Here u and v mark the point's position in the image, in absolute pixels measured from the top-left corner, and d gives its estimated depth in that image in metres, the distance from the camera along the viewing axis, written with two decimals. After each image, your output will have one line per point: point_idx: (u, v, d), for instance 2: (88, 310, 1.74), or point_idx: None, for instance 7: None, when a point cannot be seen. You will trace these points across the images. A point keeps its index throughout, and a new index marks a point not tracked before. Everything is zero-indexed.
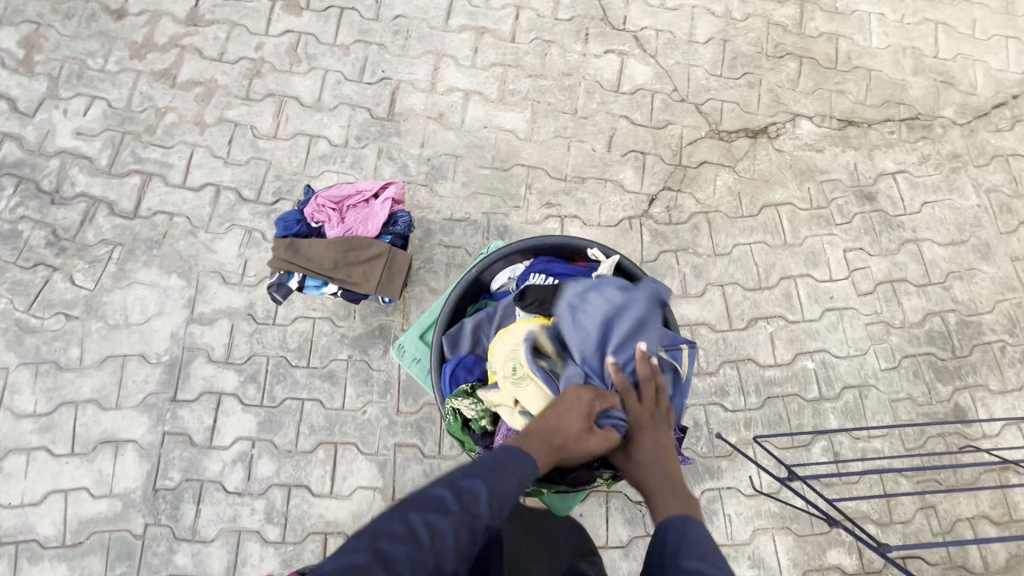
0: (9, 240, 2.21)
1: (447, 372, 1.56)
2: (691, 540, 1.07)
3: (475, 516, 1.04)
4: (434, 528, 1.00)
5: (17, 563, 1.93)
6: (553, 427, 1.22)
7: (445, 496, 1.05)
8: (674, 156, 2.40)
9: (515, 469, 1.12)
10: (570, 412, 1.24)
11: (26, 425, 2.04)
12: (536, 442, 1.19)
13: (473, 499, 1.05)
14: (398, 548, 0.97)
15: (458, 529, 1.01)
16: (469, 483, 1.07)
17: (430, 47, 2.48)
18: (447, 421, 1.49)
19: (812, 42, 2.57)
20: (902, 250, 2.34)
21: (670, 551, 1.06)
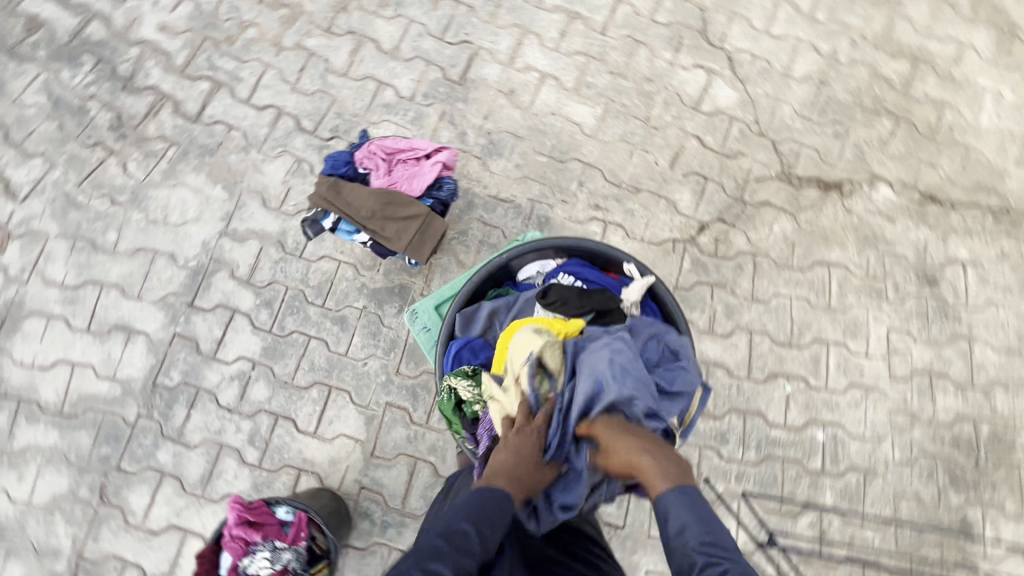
0: (76, 115, 2.28)
1: (452, 350, 1.53)
2: (693, 510, 1.17)
3: (469, 553, 1.13)
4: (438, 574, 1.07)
5: (16, 418, 2.03)
6: (512, 456, 1.27)
7: (439, 543, 1.13)
8: (737, 189, 2.29)
9: (496, 505, 1.21)
10: (522, 451, 1.28)
11: (53, 293, 2.13)
12: (503, 480, 1.24)
13: (464, 538, 1.14)
14: None
15: (455, 568, 1.09)
16: (457, 526, 1.16)
17: (518, 21, 2.42)
18: (441, 398, 1.47)
19: (915, 104, 2.40)
20: (951, 344, 2.20)
21: (676, 528, 1.17)
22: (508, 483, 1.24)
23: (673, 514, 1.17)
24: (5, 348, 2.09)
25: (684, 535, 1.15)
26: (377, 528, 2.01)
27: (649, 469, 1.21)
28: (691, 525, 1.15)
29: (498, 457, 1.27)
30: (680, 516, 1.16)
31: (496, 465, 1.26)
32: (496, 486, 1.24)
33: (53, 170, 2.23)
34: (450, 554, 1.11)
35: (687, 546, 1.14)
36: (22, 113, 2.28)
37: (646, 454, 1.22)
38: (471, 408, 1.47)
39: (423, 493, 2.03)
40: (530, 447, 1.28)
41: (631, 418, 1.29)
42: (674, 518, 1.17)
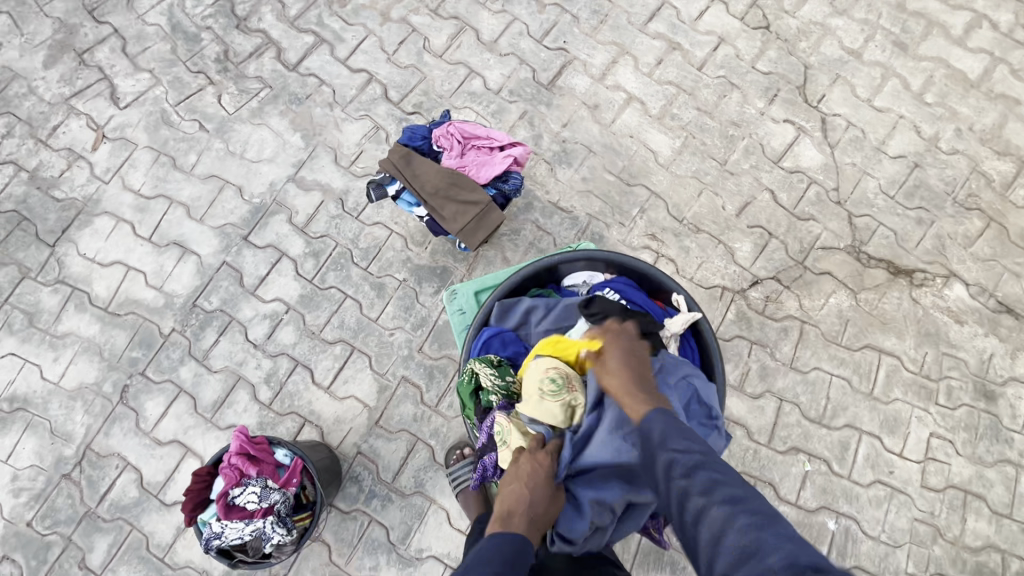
0: (189, 42, 2.43)
1: (483, 336, 1.53)
2: (672, 427, 1.18)
3: None
4: None
5: (66, 304, 2.15)
6: (525, 489, 1.23)
7: None
8: (801, 252, 2.21)
9: (509, 546, 1.12)
10: (534, 480, 1.24)
11: (127, 198, 2.26)
12: (519, 517, 1.19)
13: None
14: None
15: None
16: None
17: (618, 39, 2.43)
18: (461, 379, 1.47)
19: (1011, 209, 2.26)
20: (995, 466, 2.04)
21: (657, 441, 1.17)
22: (526, 521, 1.19)
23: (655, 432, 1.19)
24: (73, 237, 2.22)
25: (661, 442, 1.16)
26: (363, 495, 2.02)
27: (626, 391, 1.28)
28: (667, 436, 1.16)
29: (511, 490, 1.23)
30: (658, 430, 1.19)
31: (509, 499, 1.22)
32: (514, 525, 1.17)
33: (156, 87, 2.37)
34: None
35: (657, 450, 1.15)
36: (142, 30, 2.44)
37: (627, 372, 1.32)
38: (488, 396, 1.46)
39: (416, 474, 2.03)
40: (543, 477, 1.26)
41: (627, 355, 1.35)
42: (654, 431, 1.19)
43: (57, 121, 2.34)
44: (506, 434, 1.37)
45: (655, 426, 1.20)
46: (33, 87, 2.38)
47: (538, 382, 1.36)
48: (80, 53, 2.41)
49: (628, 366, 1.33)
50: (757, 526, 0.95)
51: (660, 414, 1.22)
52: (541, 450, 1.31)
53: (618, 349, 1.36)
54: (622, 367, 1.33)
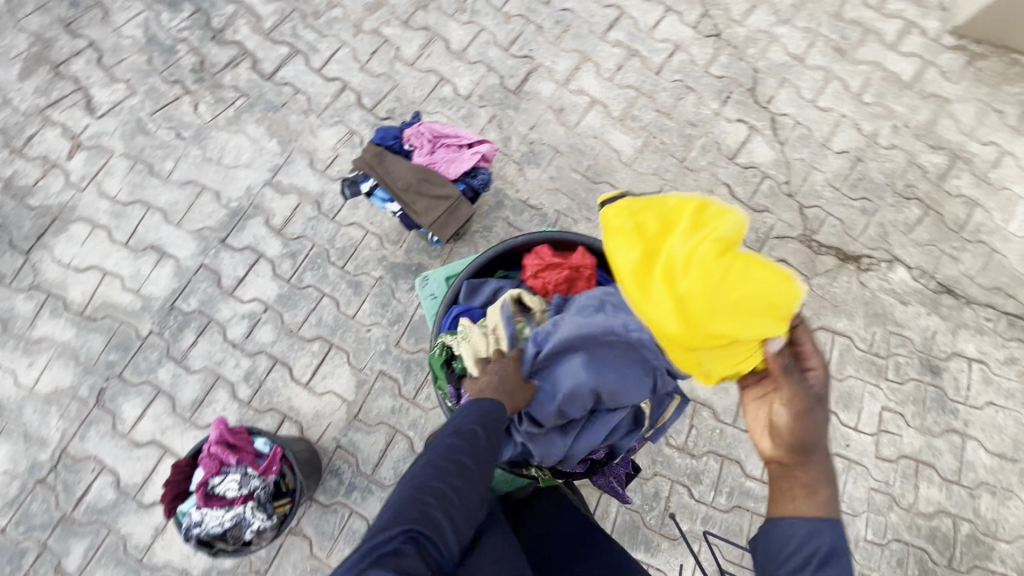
0: (166, 54, 2.50)
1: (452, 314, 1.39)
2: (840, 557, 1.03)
3: (481, 445, 1.08)
4: (461, 463, 1.05)
5: (41, 309, 2.16)
6: (498, 379, 1.19)
7: (455, 442, 1.07)
8: (757, 242, 2.35)
9: (490, 403, 1.14)
10: (502, 362, 1.22)
11: (103, 204, 2.29)
12: (495, 391, 1.17)
13: (475, 435, 1.09)
14: (440, 486, 1.00)
15: (477, 458, 1.07)
16: (467, 428, 1.09)
17: (581, 47, 2.57)
18: (432, 352, 1.36)
19: (945, 197, 2.44)
20: (943, 436, 2.18)
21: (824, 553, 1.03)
22: (502, 393, 1.18)
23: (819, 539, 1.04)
24: (48, 244, 2.23)
25: (821, 563, 1.02)
26: (343, 488, 2.05)
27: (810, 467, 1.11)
28: (831, 557, 1.02)
29: (483, 379, 1.19)
30: (826, 545, 1.03)
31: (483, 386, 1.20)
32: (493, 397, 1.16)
33: (132, 97, 2.43)
34: (468, 449, 1.07)
35: (811, 565, 1.02)
36: (118, 42, 2.49)
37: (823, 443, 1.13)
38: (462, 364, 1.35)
39: (395, 465, 2.08)
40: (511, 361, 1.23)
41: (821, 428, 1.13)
42: (816, 539, 1.04)
43: (32, 131, 2.37)
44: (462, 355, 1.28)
45: (820, 534, 1.04)
46: (9, 98, 2.41)
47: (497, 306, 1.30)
48: (56, 65, 2.45)
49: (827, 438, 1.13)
50: None
51: (835, 527, 1.05)
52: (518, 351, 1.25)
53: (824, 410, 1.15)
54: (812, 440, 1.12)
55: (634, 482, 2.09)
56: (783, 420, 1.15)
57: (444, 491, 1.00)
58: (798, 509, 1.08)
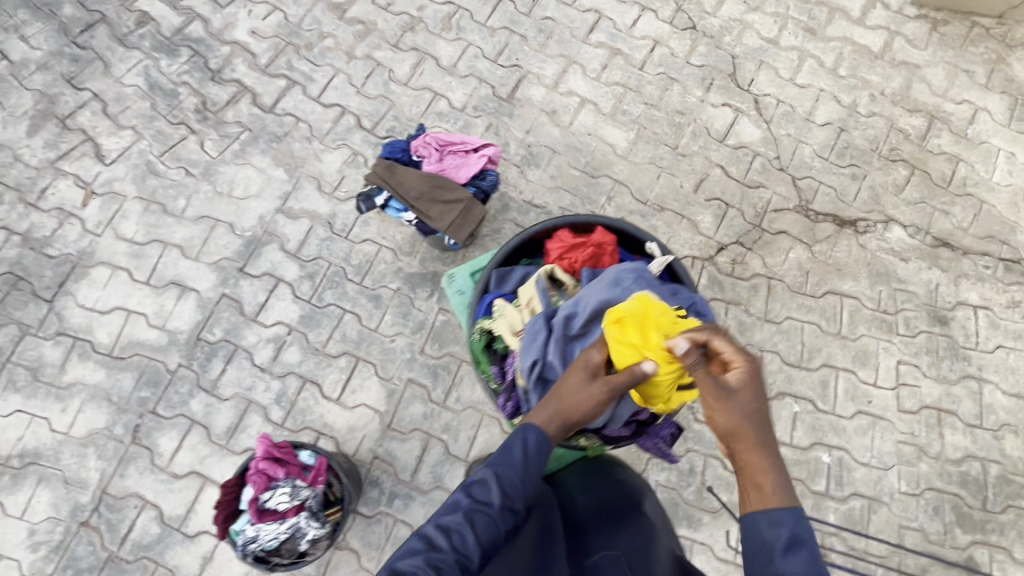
0: (168, 97, 2.58)
1: (486, 300, 1.41)
2: (796, 540, 0.96)
3: (485, 502, 1.10)
4: (470, 516, 1.08)
5: (69, 354, 2.19)
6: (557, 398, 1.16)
7: (462, 494, 1.12)
8: (756, 216, 2.44)
9: (515, 440, 1.15)
10: (566, 377, 1.19)
11: (121, 247, 2.34)
12: (548, 411, 1.16)
13: (483, 489, 1.12)
14: (445, 530, 1.07)
15: (480, 512, 1.09)
16: (478, 476, 1.14)
17: (565, 52, 2.69)
18: (472, 338, 1.38)
19: (929, 156, 2.55)
20: (960, 382, 2.24)
21: (779, 544, 0.96)
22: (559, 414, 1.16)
23: (772, 528, 0.98)
24: (70, 290, 2.28)
25: (783, 554, 0.94)
26: (384, 497, 2.08)
27: (752, 447, 1.05)
28: (795, 546, 0.95)
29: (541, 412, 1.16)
30: (788, 535, 0.96)
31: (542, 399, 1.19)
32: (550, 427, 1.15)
33: (140, 141, 2.50)
34: (470, 502, 1.10)
35: (773, 560, 0.95)
36: (121, 91, 2.58)
37: (759, 427, 1.06)
38: (502, 345, 1.38)
39: (433, 469, 2.11)
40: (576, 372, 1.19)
41: (748, 403, 1.07)
42: (777, 531, 0.97)
43: (45, 184, 2.43)
44: (503, 333, 1.34)
45: (780, 527, 0.97)
46: (19, 154, 2.47)
47: (532, 283, 1.37)
48: (62, 119, 2.53)
49: (760, 415, 1.07)
50: None
51: (796, 515, 0.98)
52: (583, 356, 1.20)
53: (744, 387, 1.09)
54: (740, 417, 1.06)
55: (668, 460, 2.13)
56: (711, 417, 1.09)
57: (440, 534, 1.06)
58: (754, 504, 1.01)
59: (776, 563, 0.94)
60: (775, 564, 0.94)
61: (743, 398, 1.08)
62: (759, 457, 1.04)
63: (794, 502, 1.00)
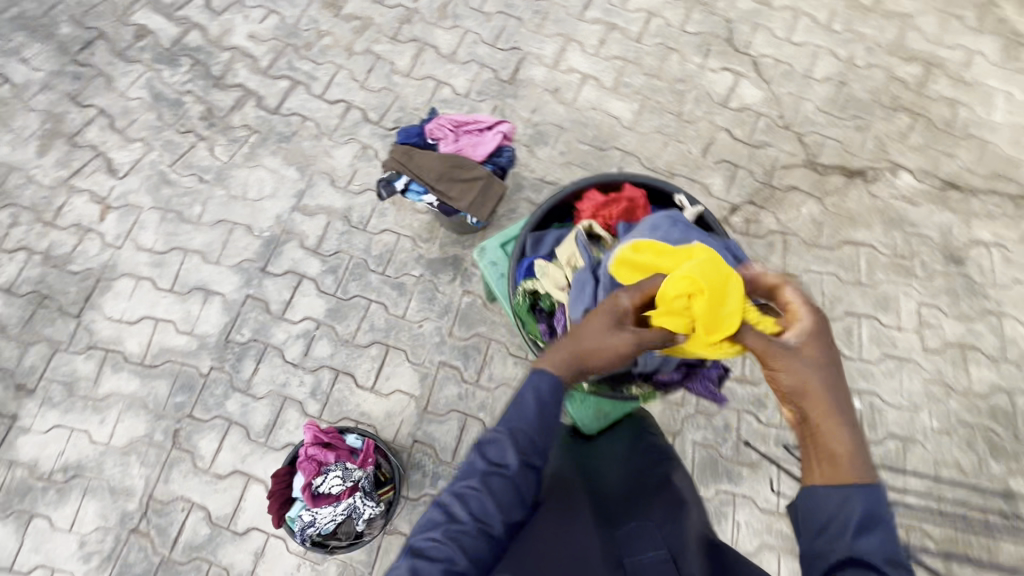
0: (173, 107, 2.59)
1: (525, 263, 1.42)
2: (872, 513, 0.94)
3: (501, 466, 1.09)
4: (490, 487, 1.07)
5: (102, 367, 2.21)
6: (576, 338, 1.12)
7: (477, 461, 1.10)
8: (766, 175, 2.47)
9: (528, 392, 1.12)
10: (589, 318, 1.14)
11: (142, 257, 2.36)
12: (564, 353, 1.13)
13: (499, 453, 1.09)
14: (465, 509, 1.06)
15: (501, 481, 1.08)
16: (490, 437, 1.11)
17: (562, 30, 2.71)
18: (515, 301, 1.41)
19: (929, 102, 2.59)
20: (981, 319, 2.28)
21: (853, 523, 0.93)
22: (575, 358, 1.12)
23: (847, 503, 0.94)
24: (97, 304, 2.29)
25: (855, 535, 0.93)
26: (427, 479, 2.10)
27: (826, 411, 0.97)
28: (868, 521, 0.93)
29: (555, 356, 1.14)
30: (863, 513, 0.93)
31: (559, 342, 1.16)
32: (560, 372, 1.11)
33: (150, 153, 2.52)
34: (486, 468, 1.09)
35: (846, 537, 0.93)
36: (127, 105, 2.59)
37: (831, 390, 0.98)
38: (546, 305, 1.40)
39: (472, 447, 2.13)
40: (601, 313, 1.14)
41: (823, 363, 1.00)
42: (852, 510, 0.94)
43: (60, 202, 2.44)
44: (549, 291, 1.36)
45: (854, 501, 0.94)
46: (31, 175, 2.48)
47: (572, 240, 1.38)
48: (71, 137, 2.54)
49: (831, 373, 1.00)
50: None
51: (869, 488, 0.94)
52: (613, 301, 1.15)
53: (814, 346, 1.01)
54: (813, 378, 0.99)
55: (703, 419, 2.16)
56: (779, 378, 1.02)
57: (459, 511, 1.06)
58: (826, 477, 0.97)
59: (849, 537, 0.93)
60: (846, 541, 0.94)
61: (807, 356, 1.01)
62: (835, 425, 0.97)
63: (869, 475, 0.95)
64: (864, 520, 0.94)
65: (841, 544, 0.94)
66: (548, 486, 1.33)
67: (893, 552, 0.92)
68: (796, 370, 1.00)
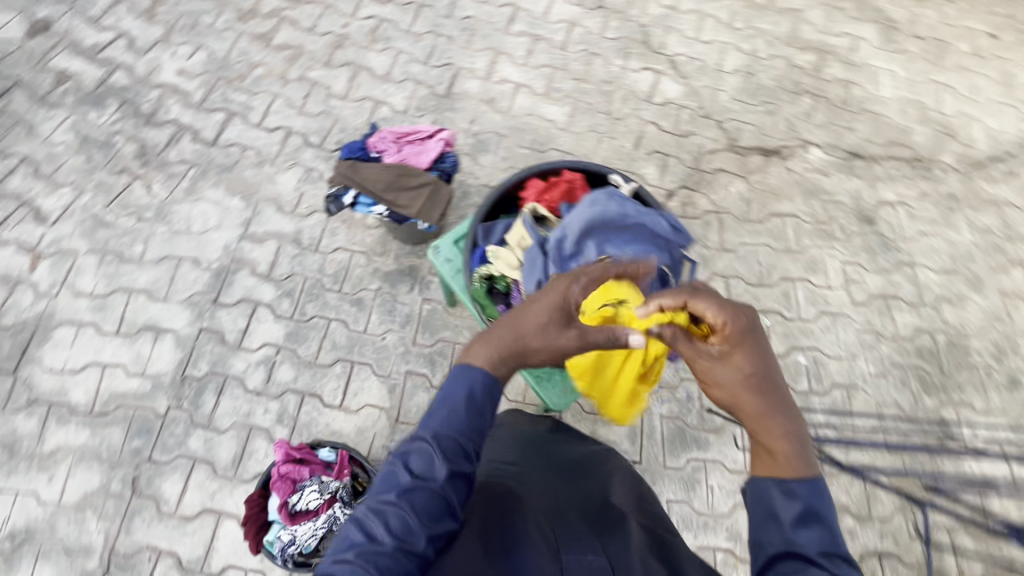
0: (103, 148, 2.53)
1: (479, 249, 1.47)
2: (808, 504, 0.98)
3: (428, 476, 1.02)
4: (412, 500, 1.00)
5: (46, 422, 2.08)
6: (515, 329, 1.14)
7: (400, 471, 1.03)
8: (694, 161, 2.66)
9: (458, 390, 1.09)
10: (530, 310, 1.16)
11: (82, 303, 2.26)
12: (502, 346, 1.13)
13: (425, 462, 1.03)
14: (387, 526, 0.97)
15: (426, 493, 1.01)
16: (415, 447, 1.05)
17: (490, 44, 2.85)
18: (472, 285, 1.44)
19: (826, 84, 2.88)
20: (897, 270, 2.52)
21: (790, 515, 0.98)
22: (512, 352, 1.13)
23: (786, 497, 0.99)
24: (35, 357, 2.17)
25: (793, 527, 0.97)
26: None
27: (756, 412, 1.06)
28: (807, 514, 0.97)
29: (484, 348, 1.12)
30: (802, 506, 0.98)
31: (499, 330, 1.14)
32: (495, 368, 1.11)
33: (82, 196, 2.43)
34: (410, 479, 1.02)
35: (784, 528, 0.97)
36: (52, 150, 2.51)
37: (760, 393, 1.07)
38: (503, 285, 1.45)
39: None
40: (546, 306, 1.16)
41: (747, 369, 1.08)
42: (792, 502, 0.99)
43: None
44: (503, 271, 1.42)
45: (794, 496, 0.99)
46: None
47: (521, 223, 1.46)
48: None
49: (758, 375, 1.08)
50: None
51: (808, 483, 1.00)
52: (565, 296, 1.17)
53: (738, 354, 1.10)
54: (737, 384, 1.08)
55: (666, 393, 2.26)
56: (712, 391, 1.12)
57: (379, 529, 0.97)
58: (765, 473, 1.03)
59: (788, 530, 0.97)
60: (785, 533, 0.97)
61: (731, 364, 1.10)
62: (770, 426, 1.04)
63: (808, 470, 1.01)
64: (806, 512, 0.98)
65: (780, 537, 0.97)
66: (482, 499, 1.20)
67: (832, 544, 0.96)
68: (720, 378, 1.10)
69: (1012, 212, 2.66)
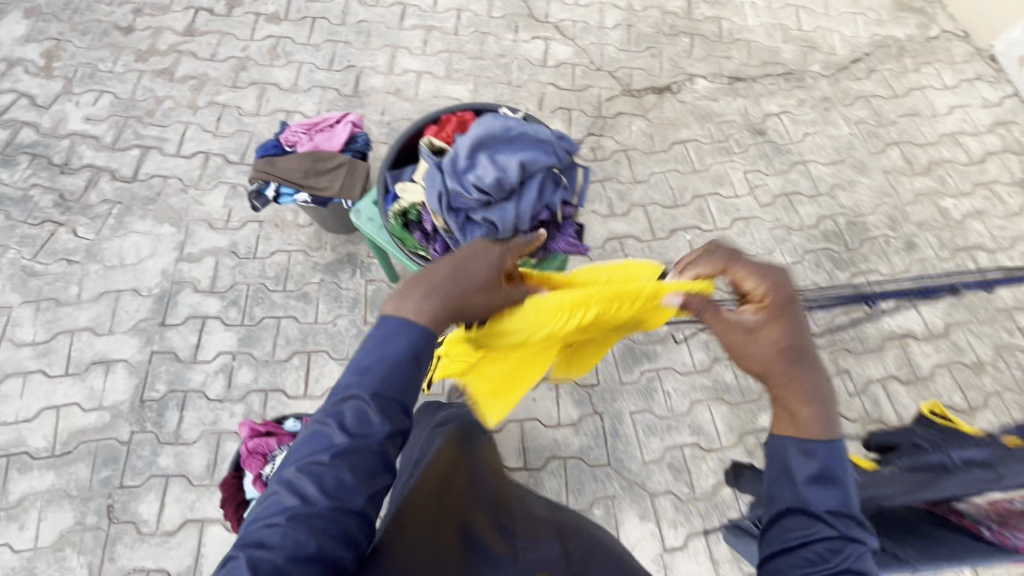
0: (21, 204, 2.53)
1: (391, 192, 1.61)
2: (826, 466, 0.99)
3: (364, 431, 0.91)
4: (346, 458, 0.90)
5: (8, 473, 2.06)
6: (456, 284, 1.05)
7: (333, 424, 0.92)
8: (595, 110, 2.87)
9: (401, 340, 0.97)
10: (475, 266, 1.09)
11: (25, 352, 2.25)
12: (444, 300, 1.03)
13: (365, 418, 0.93)
14: (317, 487, 0.87)
15: (364, 451, 0.91)
16: (352, 401, 0.93)
17: (388, 41, 3.01)
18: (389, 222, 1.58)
19: (699, 23, 3.16)
20: (792, 169, 2.77)
21: (805, 475, 0.99)
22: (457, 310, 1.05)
23: (804, 457, 1.01)
24: None
25: (807, 483, 0.98)
26: None
27: (784, 380, 1.05)
28: (819, 471, 0.99)
29: (428, 305, 1.01)
30: (819, 465, 0.99)
31: (444, 280, 1.03)
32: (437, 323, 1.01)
33: (7, 253, 2.43)
34: (345, 435, 0.91)
35: (797, 483, 0.99)
36: None
37: (792, 363, 1.06)
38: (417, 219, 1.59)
39: None
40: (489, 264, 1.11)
41: (782, 340, 1.06)
42: (810, 459, 1.00)
43: None
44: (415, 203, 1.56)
45: (811, 455, 1.00)
46: None
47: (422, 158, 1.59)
48: None
49: (789, 345, 1.06)
50: (836, 549, 0.92)
51: (827, 444, 1.01)
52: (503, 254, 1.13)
53: (770, 327, 1.07)
54: (768, 355, 1.06)
55: None
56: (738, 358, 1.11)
57: (312, 490, 0.87)
58: (786, 429, 1.04)
59: (801, 486, 0.99)
60: (798, 489, 0.99)
61: (765, 336, 1.07)
62: (795, 392, 1.04)
63: (831, 432, 1.02)
64: (821, 472, 0.99)
65: (794, 492, 0.99)
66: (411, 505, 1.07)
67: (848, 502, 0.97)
68: (750, 346, 1.08)
69: (878, 102, 2.98)
